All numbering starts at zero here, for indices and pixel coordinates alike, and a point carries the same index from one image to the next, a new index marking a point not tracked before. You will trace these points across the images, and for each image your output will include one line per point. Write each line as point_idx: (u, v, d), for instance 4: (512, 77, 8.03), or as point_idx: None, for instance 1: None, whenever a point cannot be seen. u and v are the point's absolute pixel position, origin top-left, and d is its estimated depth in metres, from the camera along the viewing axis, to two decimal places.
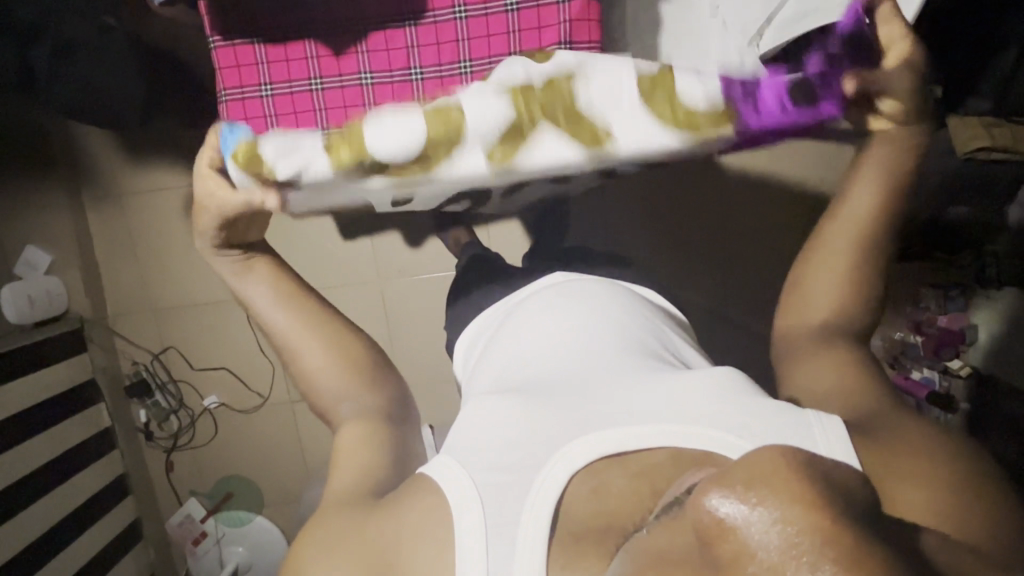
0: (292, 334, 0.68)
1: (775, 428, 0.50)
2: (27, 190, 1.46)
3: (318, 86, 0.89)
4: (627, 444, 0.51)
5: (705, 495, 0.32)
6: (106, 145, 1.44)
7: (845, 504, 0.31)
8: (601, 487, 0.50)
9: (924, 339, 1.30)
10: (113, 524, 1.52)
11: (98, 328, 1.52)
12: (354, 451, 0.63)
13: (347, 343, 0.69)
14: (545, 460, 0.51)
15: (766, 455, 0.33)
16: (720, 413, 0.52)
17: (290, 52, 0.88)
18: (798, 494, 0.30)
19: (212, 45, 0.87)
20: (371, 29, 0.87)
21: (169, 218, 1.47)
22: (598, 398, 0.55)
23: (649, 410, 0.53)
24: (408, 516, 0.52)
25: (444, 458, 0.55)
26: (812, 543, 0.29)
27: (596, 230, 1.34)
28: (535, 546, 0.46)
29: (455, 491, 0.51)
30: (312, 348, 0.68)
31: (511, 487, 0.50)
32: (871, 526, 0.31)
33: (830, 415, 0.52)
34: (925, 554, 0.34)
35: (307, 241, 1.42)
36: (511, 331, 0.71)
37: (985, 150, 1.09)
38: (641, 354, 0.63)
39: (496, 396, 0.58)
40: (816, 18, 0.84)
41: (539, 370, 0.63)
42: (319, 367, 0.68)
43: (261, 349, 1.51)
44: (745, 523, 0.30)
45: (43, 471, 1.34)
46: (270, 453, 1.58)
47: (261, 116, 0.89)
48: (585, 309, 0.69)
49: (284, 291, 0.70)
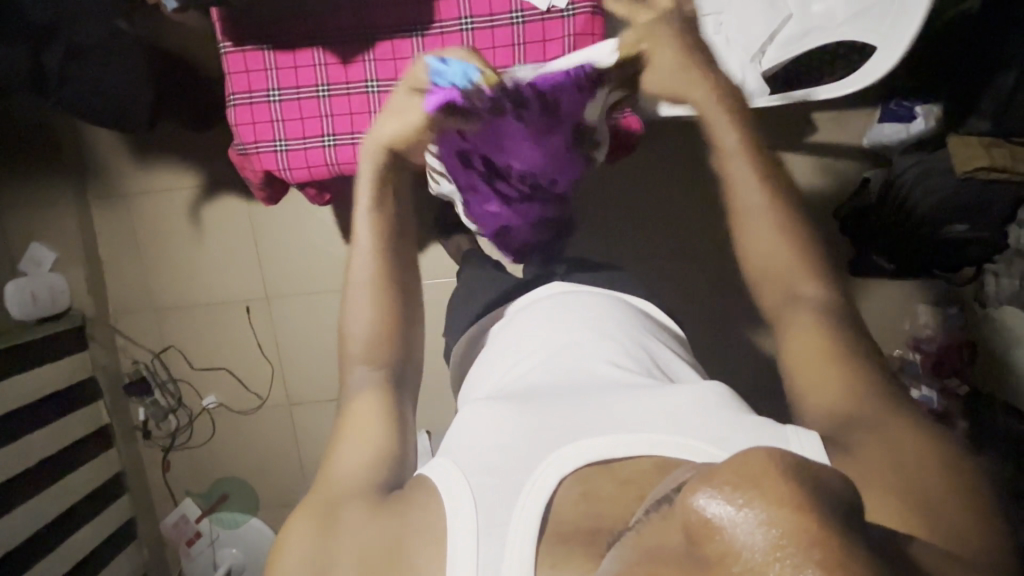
0: (361, 273, 0.71)
1: (759, 437, 0.51)
2: (34, 187, 1.48)
3: (325, 92, 0.97)
4: (616, 450, 0.52)
5: (693, 494, 0.32)
6: (114, 144, 1.46)
7: (831, 501, 0.31)
8: (590, 492, 0.50)
9: (924, 355, 1.36)
10: (109, 522, 1.52)
11: (99, 324, 1.53)
12: (367, 419, 0.62)
13: (400, 318, 0.71)
14: (536, 465, 0.52)
15: (755, 456, 0.32)
16: (705, 421, 0.53)
17: (299, 59, 0.96)
18: (785, 495, 0.30)
19: (224, 51, 0.96)
20: (379, 38, 0.95)
21: (174, 219, 1.48)
22: (589, 403, 0.57)
23: (640, 416, 0.54)
24: (407, 513, 0.53)
25: (442, 460, 0.56)
26: (797, 543, 0.28)
27: (597, 242, 1.36)
28: (527, 546, 0.47)
29: (449, 493, 0.52)
30: (362, 296, 0.70)
31: (502, 488, 0.51)
32: (857, 526, 0.31)
33: (811, 432, 0.53)
34: (909, 556, 0.34)
35: (312, 245, 1.46)
36: (504, 342, 0.73)
37: (985, 169, 1.07)
38: (630, 363, 0.64)
39: (492, 402, 0.60)
40: (818, 36, 0.92)
41: (533, 379, 0.64)
42: (358, 309, 0.70)
43: (259, 349, 1.53)
44: (733, 524, 0.29)
45: (42, 465, 1.36)
46: (267, 453, 1.58)
47: (268, 119, 0.99)
48: (582, 318, 0.71)
49: (381, 228, 0.73)
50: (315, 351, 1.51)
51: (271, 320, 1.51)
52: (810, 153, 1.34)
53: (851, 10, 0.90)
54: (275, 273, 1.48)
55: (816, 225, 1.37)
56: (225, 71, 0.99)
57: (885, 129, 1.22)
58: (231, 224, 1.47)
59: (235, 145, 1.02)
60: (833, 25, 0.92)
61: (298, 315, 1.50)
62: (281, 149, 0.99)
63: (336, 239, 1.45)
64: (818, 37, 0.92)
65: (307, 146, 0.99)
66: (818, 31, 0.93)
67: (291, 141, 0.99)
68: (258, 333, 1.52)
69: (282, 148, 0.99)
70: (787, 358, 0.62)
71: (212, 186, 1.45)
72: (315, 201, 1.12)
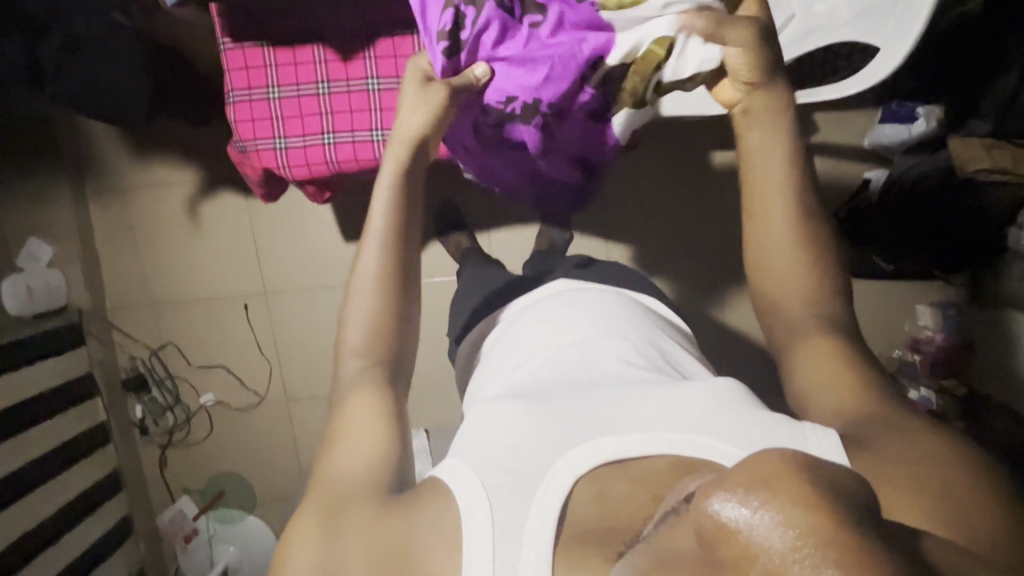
0: (370, 266, 0.69)
1: (772, 436, 0.51)
2: (31, 183, 1.47)
3: (326, 89, 0.97)
4: (631, 450, 0.51)
5: (706, 498, 0.31)
6: (112, 140, 1.45)
7: (845, 501, 0.30)
8: (605, 492, 0.50)
9: (922, 356, 1.32)
10: (105, 520, 1.51)
11: (97, 321, 1.53)
12: (374, 418, 0.61)
13: (404, 316, 0.69)
14: (551, 465, 0.51)
15: (768, 458, 0.32)
16: (719, 420, 0.52)
17: (299, 56, 0.96)
18: (801, 495, 0.29)
19: (224, 48, 0.96)
20: (379, 35, 0.94)
21: (172, 215, 1.48)
22: (601, 401, 0.56)
23: (651, 416, 0.54)
24: (418, 515, 0.52)
25: (453, 461, 0.56)
26: (815, 544, 0.28)
27: (597, 241, 1.36)
28: (543, 548, 0.47)
29: (463, 494, 0.51)
30: (366, 291, 0.68)
31: (517, 489, 0.50)
32: (872, 524, 0.30)
33: (829, 430, 0.52)
34: (924, 555, 0.34)
35: (311, 241, 1.45)
36: (514, 339, 0.73)
37: (990, 171, 1.05)
38: (640, 362, 0.63)
39: (503, 402, 0.59)
40: (817, 37, 0.91)
41: (545, 374, 0.64)
42: (364, 303, 0.68)
43: (258, 346, 1.52)
44: (751, 526, 0.29)
45: (38, 462, 1.35)
46: (265, 450, 1.58)
47: (268, 116, 0.98)
48: (592, 316, 0.70)
49: (396, 224, 0.70)
50: (313, 347, 1.51)
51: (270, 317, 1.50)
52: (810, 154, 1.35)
53: (854, 10, 0.88)
54: (274, 269, 1.47)
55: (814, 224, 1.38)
56: (225, 68, 0.98)
57: (886, 130, 1.22)
58: (230, 221, 1.46)
59: (235, 142, 1.01)
60: (836, 25, 0.90)
61: (296, 312, 1.49)
62: (281, 147, 0.98)
63: (335, 236, 1.44)
64: (818, 39, 0.91)
65: (306, 143, 0.98)
66: (822, 32, 0.91)
67: (290, 138, 0.98)
68: (258, 330, 1.51)
69: (282, 145, 0.98)
70: (794, 355, 0.62)
71: (210, 182, 1.44)
72: (314, 199, 1.10)
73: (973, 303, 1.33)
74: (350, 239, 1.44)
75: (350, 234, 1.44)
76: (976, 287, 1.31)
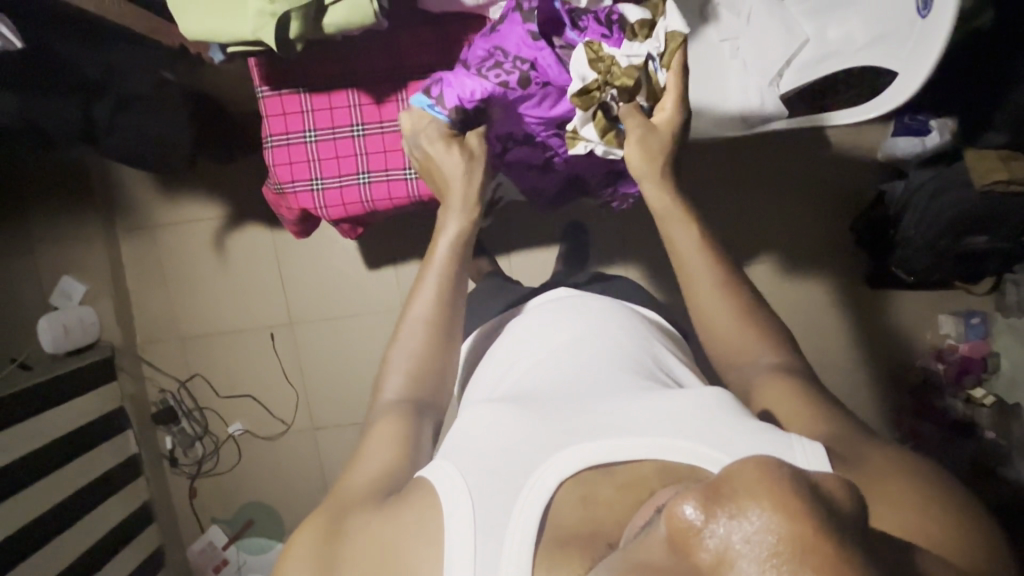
0: (417, 305, 0.77)
1: (760, 446, 0.54)
2: (67, 226, 1.57)
3: (360, 131, 1.04)
4: (619, 455, 0.55)
5: (677, 503, 0.35)
6: (142, 180, 1.54)
7: (825, 510, 0.34)
8: (589, 496, 0.54)
9: (947, 366, 1.37)
10: (138, 552, 1.55)
11: (128, 355, 1.60)
12: (385, 440, 0.67)
13: (443, 352, 0.75)
14: (536, 467, 0.55)
15: (746, 466, 0.36)
16: (707, 428, 0.56)
17: (334, 101, 1.03)
18: (778, 502, 0.33)
19: (262, 95, 1.04)
20: (410, 79, 1.02)
21: (204, 251, 1.56)
22: (587, 409, 0.60)
23: (639, 421, 0.57)
24: (405, 517, 0.56)
25: (440, 461, 0.59)
26: (792, 550, 0.32)
27: (613, 258, 1.40)
28: (524, 550, 0.51)
29: (450, 493, 0.55)
30: (415, 330, 0.75)
31: (501, 489, 0.54)
32: (850, 528, 0.34)
33: (815, 441, 0.55)
34: (907, 560, 0.37)
35: (337, 271, 1.52)
36: (512, 348, 0.77)
37: (1004, 181, 1.05)
38: (636, 372, 0.67)
39: (491, 404, 0.63)
40: (835, 60, 0.96)
41: (536, 378, 0.68)
42: (415, 339, 0.75)
43: (284, 374, 1.58)
44: (724, 532, 0.33)
45: (76, 497, 1.41)
46: (295, 477, 1.62)
47: (304, 159, 1.05)
48: (589, 326, 0.74)
49: (451, 271, 0.79)
50: (343, 373, 1.56)
51: (298, 347, 1.57)
52: (819, 167, 1.40)
53: (870, 33, 0.92)
54: (301, 298, 1.54)
55: (824, 237, 1.41)
56: (263, 113, 1.06)
57: (901, 142, 1.30)
58: (256, 253, 1.54)
59: (273, 185, 1.08)
60: (853, 49, 0.94)
61: (323, 339, 1.56)
62: (317, 188, 1.05)
63: (359, 265, 1.52)
64: (836, 62, 0.96)
65: (342, 184, 1.05)
66: (837, 57, 0.96)
67: (326, 179, 1.05)
68: (284, 359, 1.57)
69: (319, 186, 1.05)
70: (792, 369, 0.67)
71: (238, 217, 1.53)
72: (347, 236, 1.17)
73: (994, 312, 1.36)
74: (374, 266, 1.51)
75: (374, 263, 1.51)
76: (997, 294, 1.35)
